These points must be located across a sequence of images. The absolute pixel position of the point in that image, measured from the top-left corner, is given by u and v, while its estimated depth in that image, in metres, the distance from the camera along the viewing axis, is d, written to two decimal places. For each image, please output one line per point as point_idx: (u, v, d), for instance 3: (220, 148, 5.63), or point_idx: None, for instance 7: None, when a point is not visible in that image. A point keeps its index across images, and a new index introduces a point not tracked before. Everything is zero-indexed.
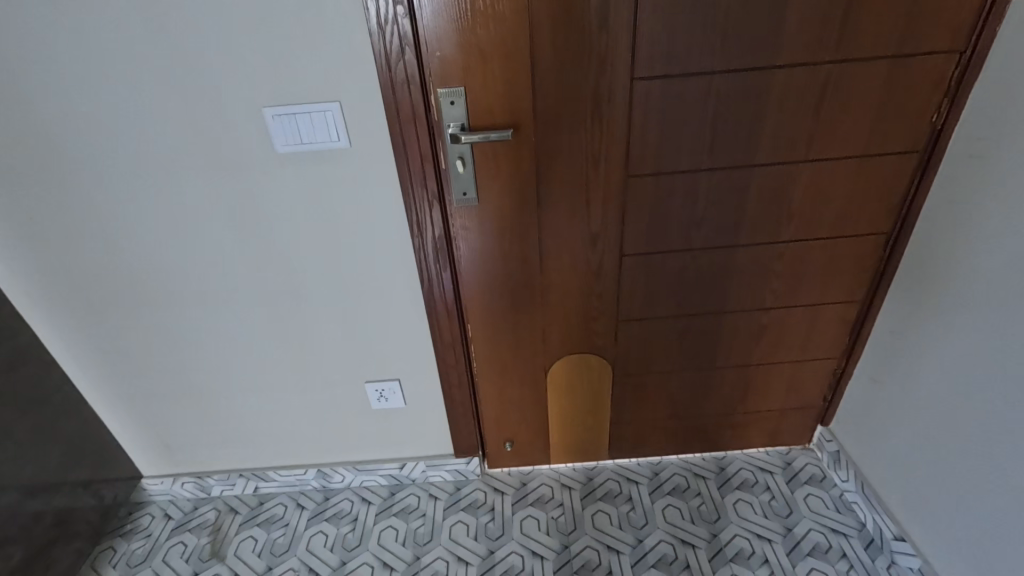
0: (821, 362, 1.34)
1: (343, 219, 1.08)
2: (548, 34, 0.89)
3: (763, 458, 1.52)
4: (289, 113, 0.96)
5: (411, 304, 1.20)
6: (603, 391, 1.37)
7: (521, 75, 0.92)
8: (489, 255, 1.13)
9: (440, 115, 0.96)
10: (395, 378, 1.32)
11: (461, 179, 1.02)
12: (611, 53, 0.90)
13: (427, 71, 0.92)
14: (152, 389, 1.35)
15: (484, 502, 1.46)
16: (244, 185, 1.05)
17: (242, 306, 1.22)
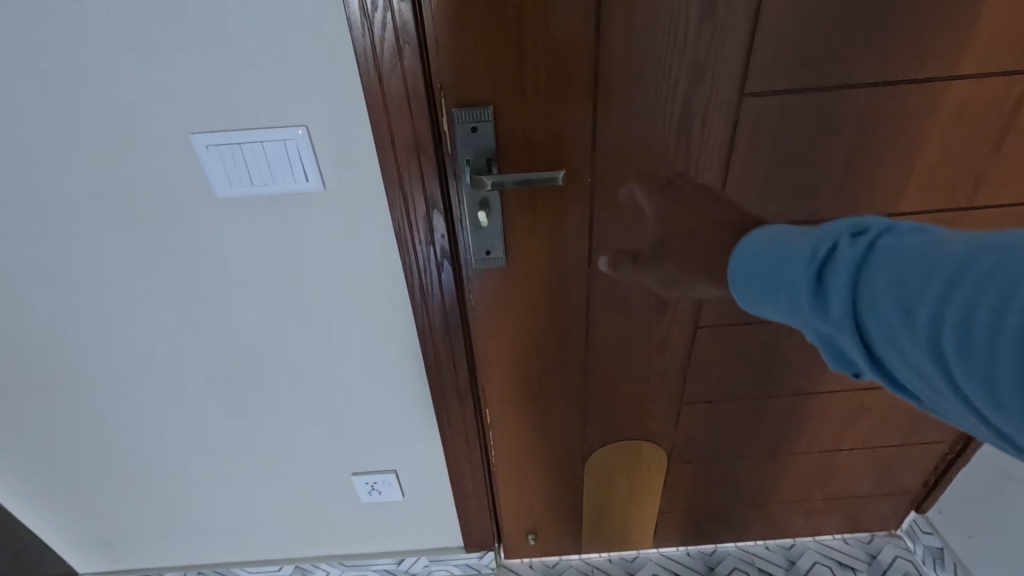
0: (930, 445, 1.06)
1: (318, 284, 0.79)
2: (620, 27, 0.59)
3: (840, 545, 1.24)
4: (230, 143, 0.64)
5: (411, 383, 0.91)
6: (653, 478, 1.09)
7: (577, 90, 0.62)
8: (518, 329, 0.84)
9: (456, 146, 0.66)
10: (391, 468, 1.04)
11: (484, 233, 0.73)
12: (713, 56, 0.60)
13: (437, 83, 0.62)
14: (79, 481, 1.05)
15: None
16: (175, 242, 0.74)
17: (186, 386, 0.92)
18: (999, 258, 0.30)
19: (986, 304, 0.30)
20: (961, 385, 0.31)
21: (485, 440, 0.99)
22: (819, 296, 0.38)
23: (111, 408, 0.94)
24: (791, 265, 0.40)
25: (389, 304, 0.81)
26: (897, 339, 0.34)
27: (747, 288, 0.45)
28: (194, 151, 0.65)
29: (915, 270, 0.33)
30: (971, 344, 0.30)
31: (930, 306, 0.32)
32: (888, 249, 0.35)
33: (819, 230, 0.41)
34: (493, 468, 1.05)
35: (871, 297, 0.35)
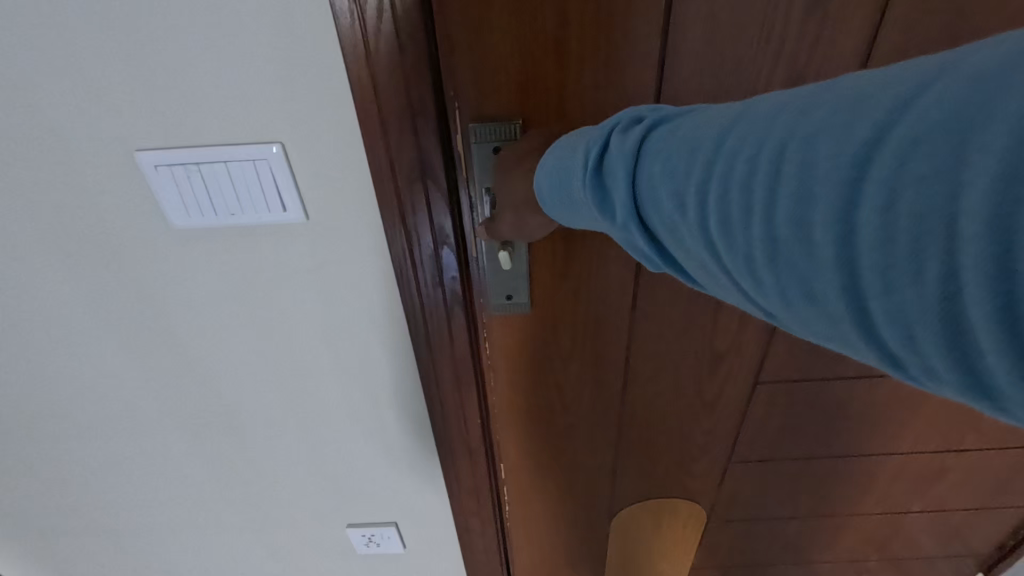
0: (1012, 511, 0.92)
1: (305, 328, 0.65)
2: (703, 28, 0.48)
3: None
4: (187, 162, 0.51)
5: (415, 436, 0.78)
6: (689, 537, 0.96)
7: (635, 106, 0.52)
8: (541, 381, 0.72)
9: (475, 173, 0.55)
10: (391, 523, 0.91)
11: (504, 276, 0.62)
12: (823, 61, 0.50)
13: (458, 96, 0.52)
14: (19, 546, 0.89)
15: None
16: (128, 281, 0.60)
17: (146, 442, 0.77)
18: (742, 130, 0.27)
19: (735, 172, 0.26)
20: (730, 268, 0.28)
21: (499, 498, 0.86)
22: (606, 201, 0.35)
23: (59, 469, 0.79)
24: (576, 177, 0.37)
25: (390, 353, 0.67)
26: (673, 231, 0.31)
27: (552, 202, 0.41)
28: (145, 172, 0.51)
29: (676, 152, 0.30)
30: (727, 220, 0.27)
31: (691, 191, 0.28)
32: (657, 139, 0.32)
33: (603, 129, 0.37)
34: (506, 526, 0.92)
35: (644, 191, 0.32)
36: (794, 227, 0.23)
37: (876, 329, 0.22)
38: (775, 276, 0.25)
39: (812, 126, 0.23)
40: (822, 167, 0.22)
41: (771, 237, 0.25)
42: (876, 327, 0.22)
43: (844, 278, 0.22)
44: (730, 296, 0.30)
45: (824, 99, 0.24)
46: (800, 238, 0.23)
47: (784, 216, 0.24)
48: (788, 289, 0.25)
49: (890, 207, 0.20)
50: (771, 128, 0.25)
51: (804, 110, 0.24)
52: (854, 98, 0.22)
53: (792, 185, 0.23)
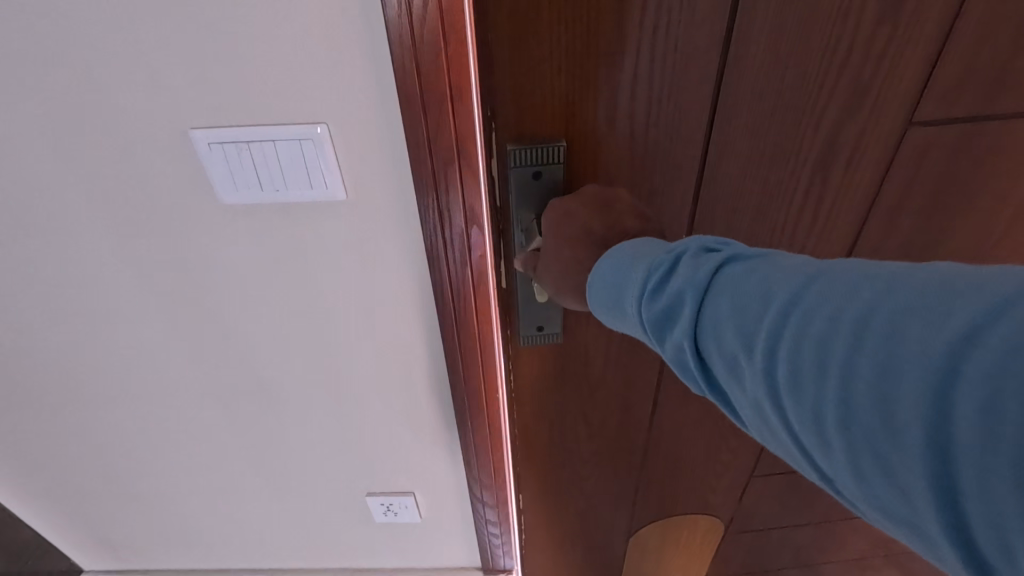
0: None
1: (336, 300, 0.69)
2: (768, 42, 0.48)
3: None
4: (238, 140, 0.53)
5: (438, 403, 0.83)
6: (703, 550, 0.99)
7: (688, 125, 0.52)
8: (567, 394, 0.71)
9: (512, 204, 0.55)
10: (410, 490, 0.96)
11: (535, 308, 0.61)
12: (878, 77, 0.51)
13: (497, 120, 0.50)
14: (81, 482, 0.99)
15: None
16: (179, 251, 0.65)
17: (195, 396, 0.85)
18: (823, 297, 0.27)
19: (814, 345, 0.27)
20: (798, 430, 0.28)
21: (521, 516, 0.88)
22: (663, 323, 0.35)
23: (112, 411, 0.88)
24: (628, 292, 0.37)
25: (417, 323, 0.72)
26: (732, 368, 0.31)
27: (595, 302, 0.41)
28: (197, 149, 0.55)
29: (752, 295, 0.30)
30: (805, 392, 0.27)
31: (766, 346, 0.29)
32: (729, 270, 0.32)
33: (665, 250, 0.37)
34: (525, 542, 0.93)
35: (709, 324, 0.32)
36: (880, 412, 0.24)
37: (968, 538, 0.22)
38: (853, 452, 0.25)
39: (904, 320, 0.24)
40: (921, 371, 0.23)
41: (849, 405, 0.25)
42: (968, 535, 0.22)
43: (940, 480, 0.22)
44: (779, 442, 0.30)
45: (920, 285, 0.25)
46: (889, 429, 0.24)
47: (869, 401, 0.25)
48: (867, 470, 0.25)
49: (992, 428, 0.21)
50: (857, 309, 0.26)
51: (899, 295, 0.25)
52: (953, 301, 0.23)
53: (878, 372, 0.24)
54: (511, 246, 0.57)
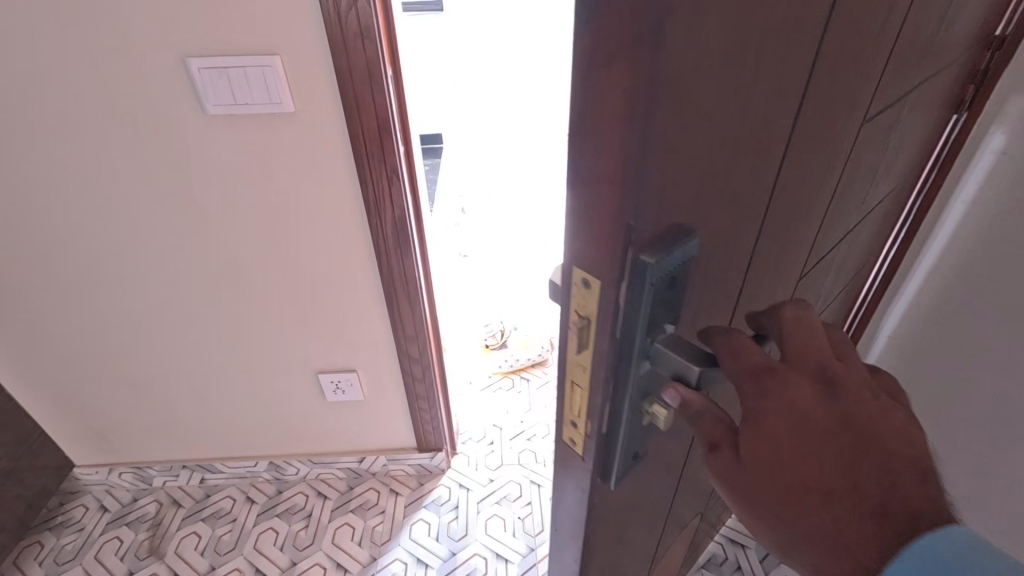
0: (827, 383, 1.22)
1: (288, 196, 0.95)
2: (833, 65, 0.40)
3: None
4: (219, 66, 0.80)
5: (370, 290, 1.09)
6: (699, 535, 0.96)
7: (764, 176, 0.41)
8: (629, 497, 0.52)
9: (638, 332, 0.35)
10: (353, 369, 1.22)
11: (638, 433, 0.43)
12: (866, 84, 0.48)
13: (637, 234, 0.31)
14: (78, 375, 1.21)
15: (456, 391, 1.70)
16: (171, 156, 0.90)
17: (177, 290, 1.08)
18: None
19: None
20: None
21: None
22: None
23: (105, 305, 1.10)
24: None
25: (349, 214, 0.97)
26: None
27: None
28: (191, 73, 0.81)
29: None
30: None
31: None
32: None
33: None
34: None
35: None
36: None
37: None
38: None
39: None
40: None
41: None
42: None
43: None
44: None
45: None
46: None
47: None
48: None
49: None
50: None
51: None
52: None
53: None
54: (621, 380, 0.38)
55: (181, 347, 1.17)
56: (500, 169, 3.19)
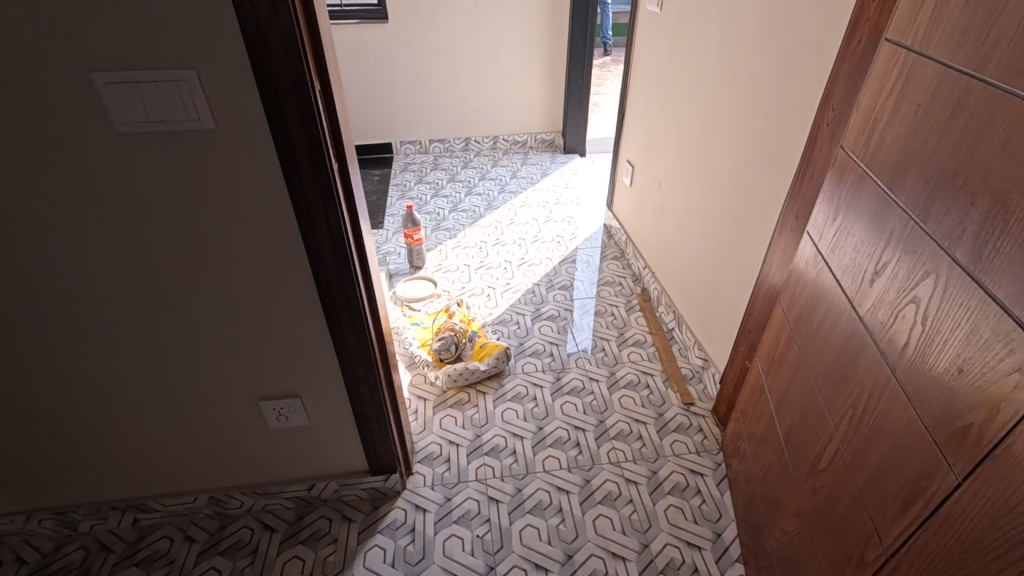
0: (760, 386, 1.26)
1: (213, 216, 0.89)
2: None
3: (693, 443, 1.54)
4: (129, 82, 0.74)
5: (309, 312, 1.04)
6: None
7: None
8: None
9: None
10: (295, 396, 1.16)
11: None
12: None
13: None
14: None
15: (409, 409, 1.65)
16: (77, 178, 0.83)
17: (93, 322, 0.99)
18: None
19: None
20: None
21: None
22: None
23: (10, 341, 1.00)
24: None
25: (281, 233, 0.93)
26: None
27: None
28: (97, 89, 0.74)
29: None
30: None
31: None
32: None
33: None
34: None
35: None
36: None
37: None
38: None
39: None
40: None
41: None
42: None
43: None
44: None
45: None
46: None
47: None
48: None
49: None
50: None
51: None
52: None
53: None
54: None
55: (100, 381, 1.08)
56: (453, 178, 3.15)
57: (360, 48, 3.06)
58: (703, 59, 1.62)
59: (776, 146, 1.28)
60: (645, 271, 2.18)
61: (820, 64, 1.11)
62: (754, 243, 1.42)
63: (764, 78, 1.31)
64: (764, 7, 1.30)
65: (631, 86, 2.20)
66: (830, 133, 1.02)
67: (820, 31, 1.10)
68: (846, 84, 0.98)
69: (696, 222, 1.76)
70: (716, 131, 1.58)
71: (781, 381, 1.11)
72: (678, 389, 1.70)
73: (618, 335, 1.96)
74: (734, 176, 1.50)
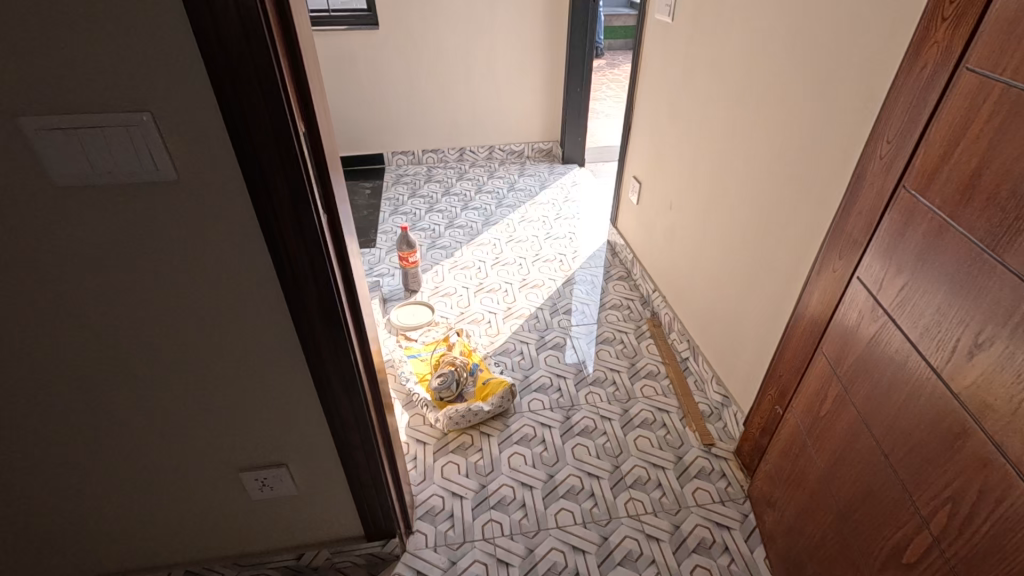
0: (799, 439, 1.16)
1: (179, 276, 0.75)
2: None
3: (716, 491, 1.43)
4: (67, 128, 0.60)
5: (296, 375, 0.91)
6: None
7: None
8: None
9: None
10: (280, 464, 1.03)
11: None
12: None
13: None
14: None
15: (408, 455, 1.52)
16: (9, 238, 0.68)
17: (40, 396, 0.85)
18: None
19: None
20: None
21: None
22: None
23: None
24: None
25: (260, 293, 0.79)
26: None
27: None
28: (27, 137, 0.61)
29: None
30: None
31: None
32: None
33: None
34: None
35: None
36: None
37: None
38: None
39: None
40: None
41: None
42: None
43: None
44: None
45: None
46: None
47: None
48: None
49: None
50: None
51: None
52: None
53: None
54: None
55: (52, 456, 0.93)
56: (448, 190, 3.02)
57: (349, 55, 2.92)
58: (721, 74, 1.51)
59: (811, 174, 1.17)
60: (654, 294, 2.06)
61: (868, 88, 0.99)
62: (785, 278, 1.30)
63: (796, 100, 1.20)
64: (795, 21, 1.18)
65: (639, 98, 2.08)
66: (882, 166, 0.91)
67: (866, 52, 0.99)
68: (903, 113, 0.86)
69: (714, 248, 1.64)
70: (737, 152, 1.47)
71: (835, 445, 1.00)
72: (697, 429, 1.58)
73: (628, 365, 1.84)
74: (759, 203, 1.38)
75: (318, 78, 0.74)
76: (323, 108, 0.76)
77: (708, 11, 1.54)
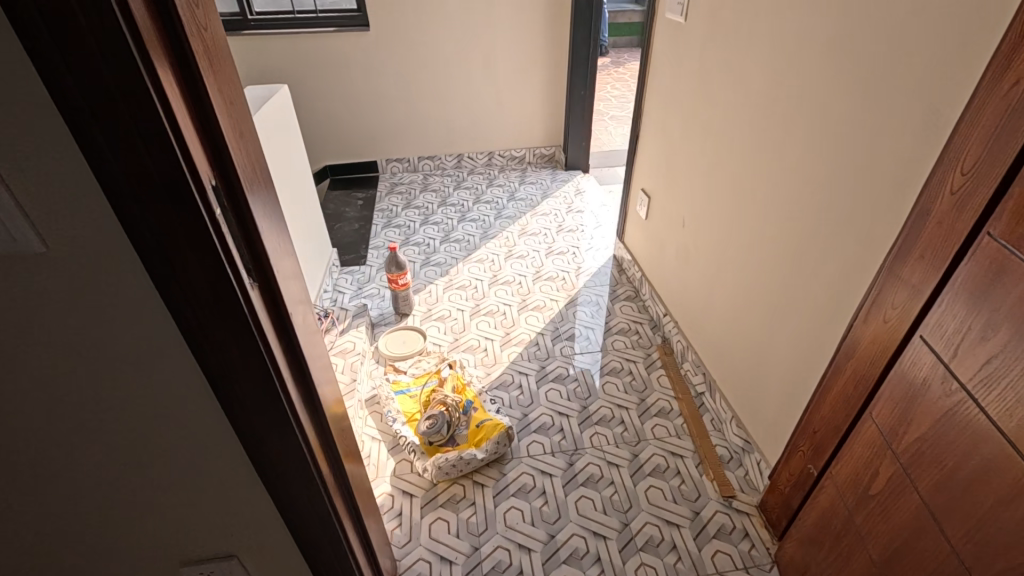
0: (841, 514, 0.99)
1: (68, 368, 0.59)
2: None
3: (738, 555, 1.26)
4: None
5: (237, 471, 0.74)
6: None
7: None
8: None
9: None
10: (230, 555, 0.87)
11: None
12: None
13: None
14: None
15: (391, 510, 1.37)
16: None
17: None
18: None
19: None
20: None
21: None
22: None
23: None
24: None
25: (180, 382, 0.63)
26: None
27: None
28: None
29: None
30: None
31: None
32: None
33: None
34: None
35: None
36: None
37: None
38: None
39: None
40: None
41: None
42: None
43: None
44: None
45: None
46: None
47: None
48: None
49: None
50: None
51: None
52: None
53: None
54: None
55: None
56: (444, 200, 2.85)
57: (339, 59, 2.75)
58: (745, 82, 1.33)
59: (859, 204, 0.99)
60: (665, 318, 1.89)
61: (936, 106, 0.82)
62: (824, 319, 1.13)
63: (840, 115, 1.02)
64: (839, 23, 1.00)
65: (648, 104, 1.91)
66: (954, 206, 0.74)
67: (935, 64, 0.81)
68: (986, 140, 0.69)
69: (736, 275, 1.47)
70: (764, 171, 1.29)
71: (892, 537, 0.84)
72: (715, 478, 1.42)
73: (638, 400, 1.67)
74: (791, 230, 1.21)
75: (237, 91, 0.56)
76: (250, 129, 0.59)
77: (728, 11, 1.37)
